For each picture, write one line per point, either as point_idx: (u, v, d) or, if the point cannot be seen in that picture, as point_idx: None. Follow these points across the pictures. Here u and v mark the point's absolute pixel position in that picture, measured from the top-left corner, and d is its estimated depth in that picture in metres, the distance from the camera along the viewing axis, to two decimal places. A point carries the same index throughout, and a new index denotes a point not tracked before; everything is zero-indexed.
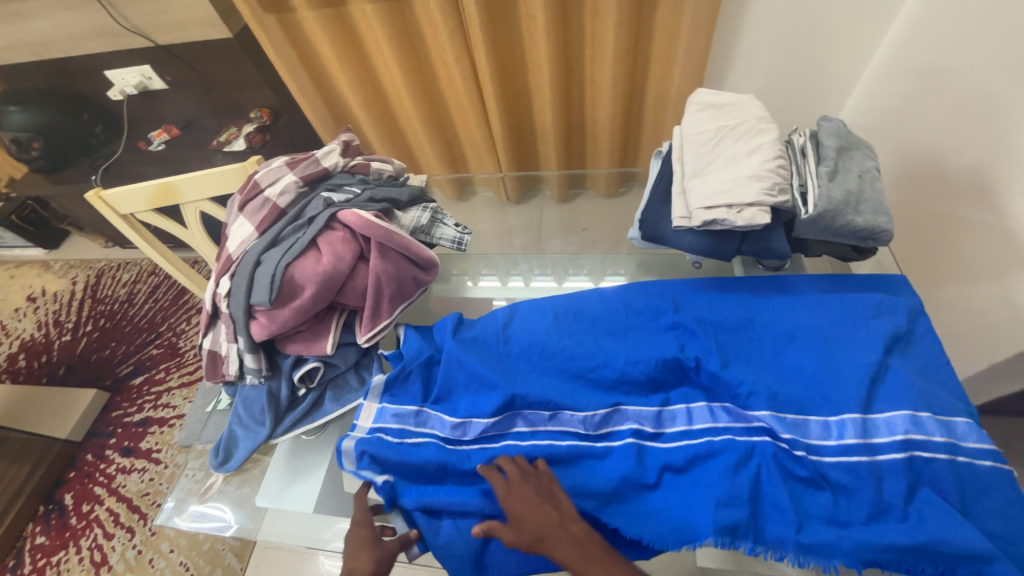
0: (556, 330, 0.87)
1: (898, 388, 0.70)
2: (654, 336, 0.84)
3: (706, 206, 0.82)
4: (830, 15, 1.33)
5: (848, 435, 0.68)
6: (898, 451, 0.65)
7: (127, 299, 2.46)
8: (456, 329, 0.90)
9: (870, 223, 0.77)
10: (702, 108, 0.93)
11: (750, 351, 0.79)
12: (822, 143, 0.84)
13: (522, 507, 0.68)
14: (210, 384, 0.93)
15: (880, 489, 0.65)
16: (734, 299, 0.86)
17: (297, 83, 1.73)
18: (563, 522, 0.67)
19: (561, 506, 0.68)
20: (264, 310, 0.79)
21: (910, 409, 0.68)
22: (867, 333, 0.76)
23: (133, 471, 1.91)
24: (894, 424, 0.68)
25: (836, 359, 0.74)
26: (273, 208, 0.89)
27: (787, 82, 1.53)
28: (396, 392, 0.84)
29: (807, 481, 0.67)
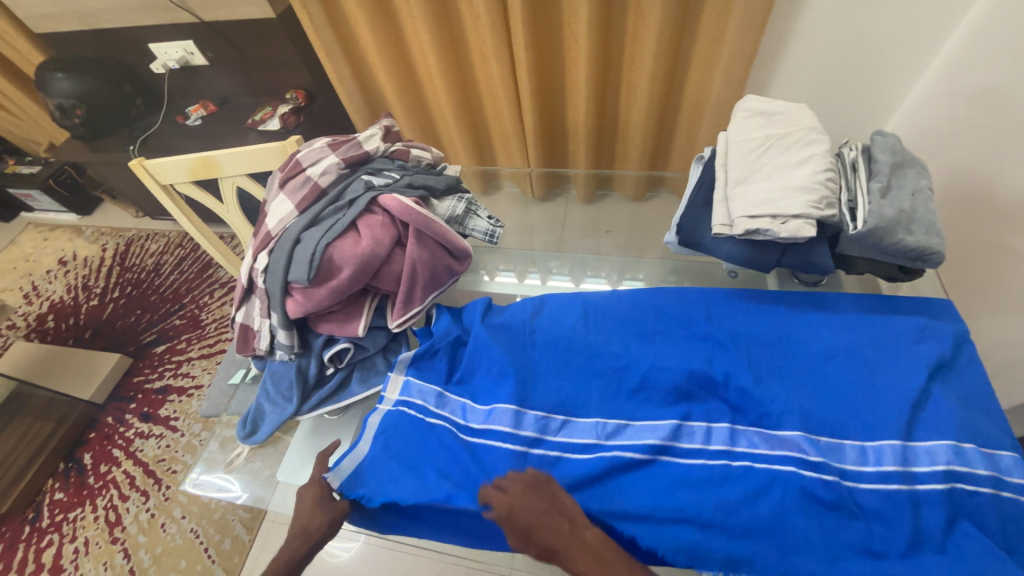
0: (583, 330, 0.87)
1: (941, 417, 0.68)
2: (684, 345, 0.82)
3: (750, 215, 0.80)
4: (883, 28, 1.30)
5: (887, 461, 0.67)
6: (940, 482, 0.64)
7: (154, 269, 2.52)
8: (485, 313, 0.92)
9: (921, 243, 0.75)
10: (750, 115, 0.91)
11: (783, 368, 0.77)
12: (875, 158, 0.82)
13: (528, 522, 0.66)
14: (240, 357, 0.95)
15: (919, 520, 0.63)
16: (770, 313, 0.84)
17: (335, 67, 1.74)
18: (573, 529, 0.66)
19: (568, 515, 0.67)
20: (301, 288, 0.80)
21: (954, 440, 0.66)
22: (909, 358, 0.74)
23: (150, 437, 1.96)
24: (936, 453, 0.66)
25: (876, 381, 0.73)
26: (313, 188, 0.90)
27: (831, 94, 1.49)
28: (422, 367, 0.86)
29: (835, 507, 0.65)
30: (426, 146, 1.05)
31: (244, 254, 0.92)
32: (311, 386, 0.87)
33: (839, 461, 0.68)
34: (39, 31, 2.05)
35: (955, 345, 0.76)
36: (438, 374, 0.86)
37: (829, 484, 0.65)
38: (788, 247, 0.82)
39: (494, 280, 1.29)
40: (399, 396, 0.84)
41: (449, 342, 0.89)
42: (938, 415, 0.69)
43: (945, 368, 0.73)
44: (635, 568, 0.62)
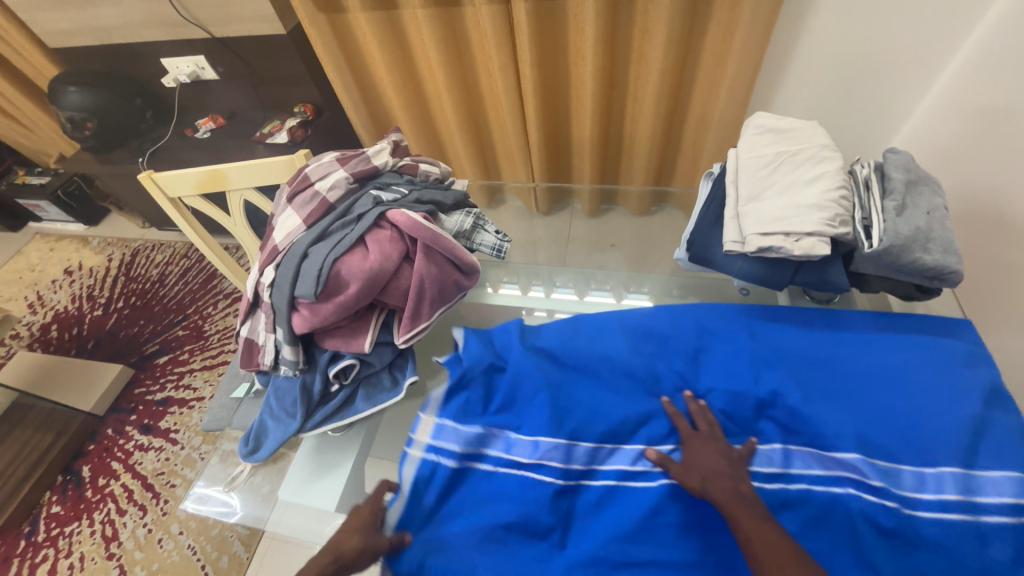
0: (609, 347, 0.84)
1: (1001, 444, 0.66)
2: (718, 364, 0.81)
3: (763, 232, 0.79)
4: (889, 46, 1.30)
5: (947, 489, 0.64)
6: (1006, 514, 0.61)
7: (159, 280, 2.52)
8: (520, 335, 0.85)
9: (939, 262, 0.73)
10: (760, 132, 0.91)
11: (833, 388, 0.74)
12: (888, 175, 0.81)
13: (694, 453, 0.71)
14: (244, 372, 0.94)
15: (982, 553, 0.60)
16: (816, 332, 0.82)
17: (342, 81, 1.75)
18: (733, 476, 0.68)
19: (738, 467, 0.69)
20: (308, 303, 0.79)
21: (1019, 469, 0.63)
22: (964, 380, 0.71)
23: (150, 449, 1.94)
24: (1001, 484, 0.63)
25: (932, 407, 0.69)
26: (321, 202, 0.89)
27: (837, 110, 1.49)
28: (451, 399, 0.79)
29: (893, 536, 0.64)
30: (434, 161, 1.06)
31: (252, 268, 0.92)
32: (316, 401, 0.86)
33: (896, 485, 0.66)
34: (52, 46, 2.09)
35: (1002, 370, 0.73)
36: (468, 408, 0.79)
37: (887, 510, 0.65)
38: (800, 265, 0.81)
39: (498, 292, 1.29)
40: (428, 442, 0.76)
41: (481, 370, 0.80)
42: (997, 443, 0.66)
43: (1002, 395, 0.70)
44: (773, 526, 0.61)
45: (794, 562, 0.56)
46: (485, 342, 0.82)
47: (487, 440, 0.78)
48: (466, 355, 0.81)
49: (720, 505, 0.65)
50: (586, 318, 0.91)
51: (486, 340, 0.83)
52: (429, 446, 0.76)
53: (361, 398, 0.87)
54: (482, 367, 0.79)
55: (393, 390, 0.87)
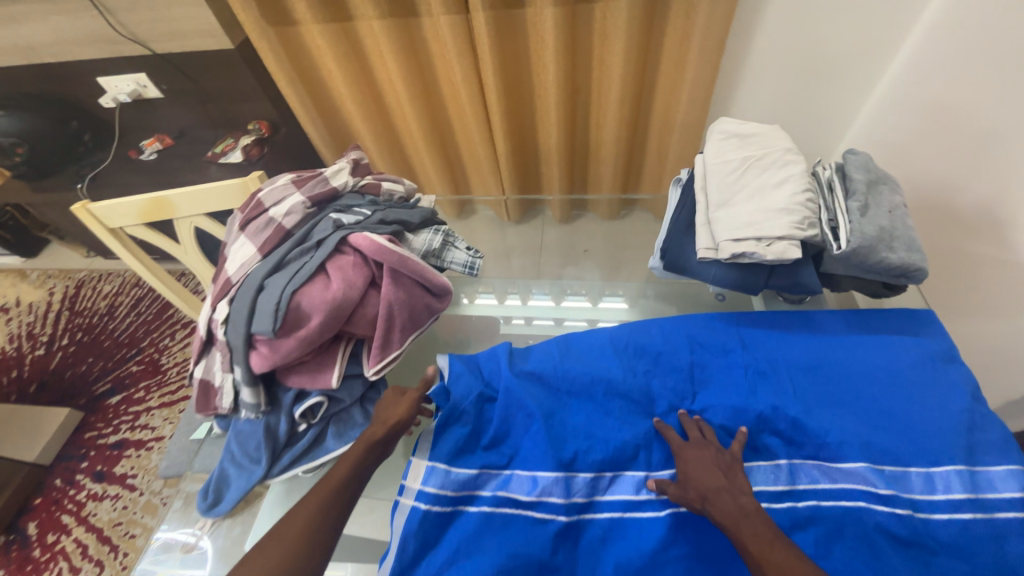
0: (600, 366, 0.82)
1: (996, 439, 0.69)
2: (714, 378, 0.81)
3: (735, 238, 0.79)
4: (837, 49, 1.35)
5: (956, 489, 0.66)
6: (1017, 510, 0.64)
7: (108, 312, 2.35)
8: (510, 361, 0.84)
9: (904, 261, 0.75)
10: (726, 137, 0.92)
11: (830, 396, 0.75)
12: (850, 177, 0.83)
13: (692, 468, 0.70)
14: (200, 417, 0.86)
15: (1001, 552, 0.62)
16: (805, 339, 0.83)
17: (298, 96, 1.68)
18: (735, 491, 0.66)
19: (736, 479, 0.68)
20: (266, 339, 0.73)
21: (1019, 464, 0.67)
22: (948, 378, 0.75)
23: (105, 498, 1.79)
24: (1007, 480, 0.66)
25: (924, 410, 0.72)
26: (277, 229, 0.83)
27: (793, 111, 1.54)
28: (445, 434, 0.76)
29: (916, 544, 0.64)
30: (398, 178, 1.01)
31: (204, 303, 0.85)
32: (283, 444, 0.79)
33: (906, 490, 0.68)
34: None
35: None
36: (463, 443, 0.76)
37: (902, 519, 0.66)
38: (773, 268, 0.82)
39: (475, 303, 1.27)
40: (425, 485, 0.72)
41: (471, 399, 0.78)
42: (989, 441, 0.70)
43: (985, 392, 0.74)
44: (785, 548, 0.58)
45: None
46: (470, 369, 0.82)
47: (487, 477, 0.76)
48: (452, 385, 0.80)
49: (726, 526, 0.62)
50: (567, 338, 0.88)
51: (467, 367, 0.82)
52: (427, 487, 0.72)
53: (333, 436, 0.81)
54: (472, 396, 0.79)
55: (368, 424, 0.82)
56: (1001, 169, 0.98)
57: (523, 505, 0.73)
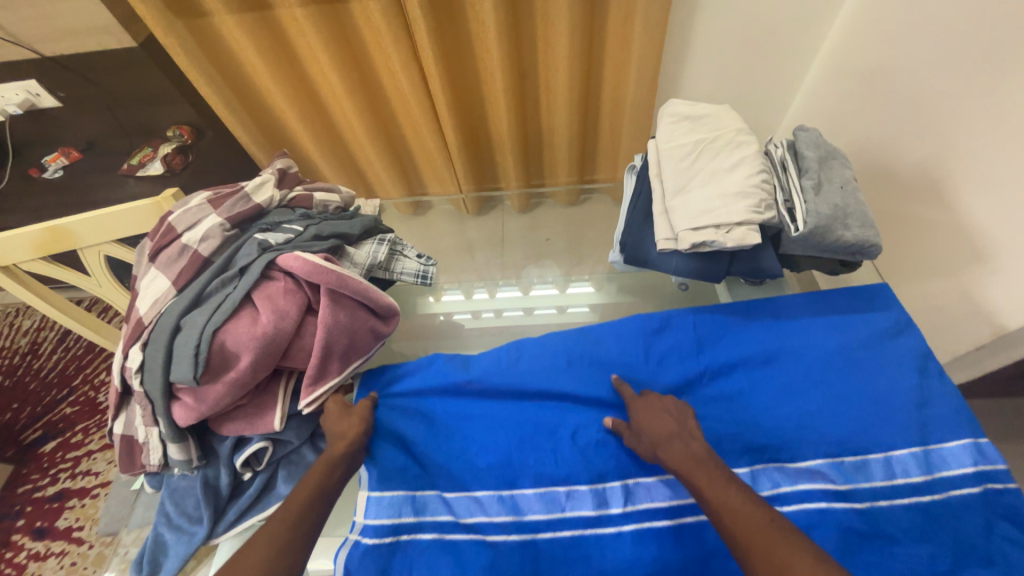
0: (562, 384, 0.80)
1: (948, 414, 0.72)
2: (676, 381, 0.80)
3: (693, 227, 0.76)
4: (779, 19, 1.34)
5: (913, 472, 0.69)
6: (973, 485, 0.67)
7: (32, 351, 2.11)
8: (461, 381, 0.81)
9: (859, 238, 0.74)
10: (676, 120, 0.88)
11: (788, 388, 0.77)
12: (801, 154, 0.81)
13: (644, 417, 0.71)
14: (127, 476, 0.76)
15: (960, 530, 0.64)
16: (761, 327, 0.83)
17: (220, 97, 1.52)
18: (687, 434, 0.67)
19: (687, 423, 0.68)
20: (190, 388, 0.64)
21: (971, 438, 0.70)
22: (896, 355, 0.77)
23: (48, 557, 1.63)
24: (961, 455, 0.69)
25: (875, 391, 0.74)
26: (193, 257, 0.73)
27: (741, 85, 1.53)
28: (382, 467, 0.73)
29: (886, 536, 0.65)
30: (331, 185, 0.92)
31: (114, 349, 0.74)
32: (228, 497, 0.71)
33: (866, 477, 0.69)
34: None
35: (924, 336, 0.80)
36: (404, 464, 0.74)
37: (860, 512, 0.67)
38: (734, 253, 0.79)
39: (442, 300, 1.18)
40: (367, 517, 0.69)
41: (410, 421, 0.78)
42: (937, 412, 0.72)
43: (930, 358, 0.76)
44: (739, 489, 0.58)
45: (768, 526, 0.53)
46: (410, 391, 0.81)
47: (430, 498, 0.72)
48: (391, 409, 0.79)
49: (682, 473, 0.63)
50: (520, 347, 0.85)
51: (405, 387, 0.82)
52: (365, 518, 0.69)
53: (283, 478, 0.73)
54: (408, 417, 0.78)
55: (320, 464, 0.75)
56: (939, 133, 1.00)
57: (473, 528, 0.70)
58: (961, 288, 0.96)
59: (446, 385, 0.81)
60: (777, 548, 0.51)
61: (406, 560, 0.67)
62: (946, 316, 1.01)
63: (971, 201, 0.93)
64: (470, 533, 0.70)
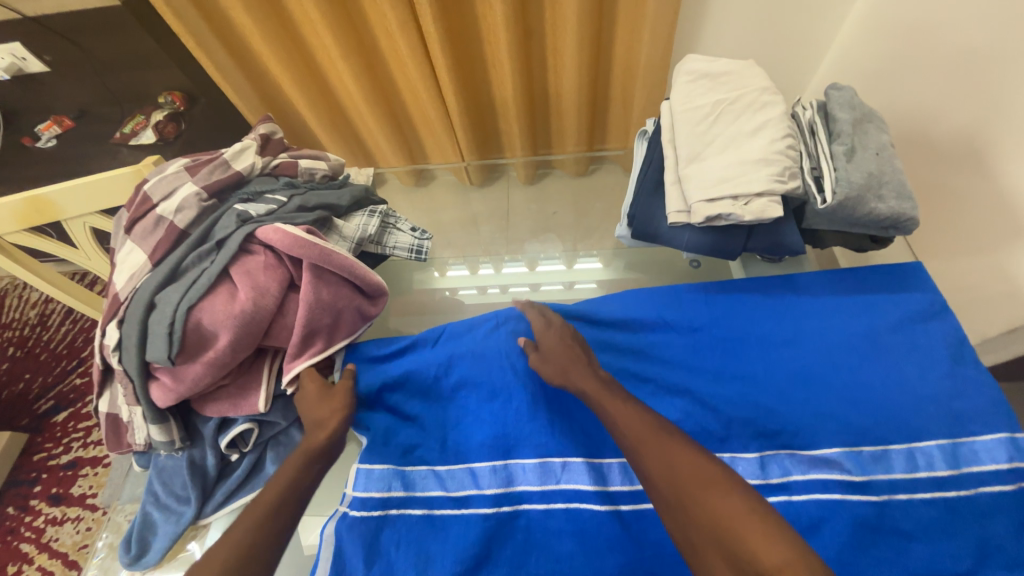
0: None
1: (983, 405, 0.66)
2: (684, 362, 0.75)
3: (709, 198, 0.69)
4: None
5: (938, 466, 0.64)
6: (1005, 483, 0.62)
7: (40, 323, 2.12)
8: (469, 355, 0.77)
9: (894, 210, 0.67)
10: (694, 79, 0.79)
11: (806, 373, 0.71)
12: (833, 116, 0.73)
13: (552, 345, 0.73)
14: (116, 456, 0.75)
15: (986, 527, 0.60)
16: (780, 307, 0.77)
17: (209, 59, 1.43)
18: (590, 365, 0.69)
19: (589, 352, 0.71)
20: (167, 368, 0.61)
21: (1008, 433, 0.64)
22: (928, 340, 0.71)
23: (66, 522, 1.68)
24: (996, 450, 0.64)
25: (901, 377, 0.69)
26: (169, 231, 0.69)
27: (766, 44, 1.40)
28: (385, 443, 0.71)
29: (905, 534, 0.61)
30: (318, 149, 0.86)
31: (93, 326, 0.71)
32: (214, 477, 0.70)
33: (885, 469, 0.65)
34: None
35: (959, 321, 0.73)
36: (396, 441, 0.72)
37: (876, 505, 0.63)
38: (751, 228, 0.73)
39: (446, 275, 1.13)
40: (356, 489, 0.67)
41: (407, 397, 0.75)
42: (969, 402, 0.67)
43: (965, 345, 0.70)
44: (633, 402, 0.62)
45: (652, 429, 0.57)
46: (409, 366, 0.76)
47: (421, 474, 0.70)
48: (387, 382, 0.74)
49: (588, 395, 0.65)
50: (523, 323, 0.80)
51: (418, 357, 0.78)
52: (352, 491, 0.67)
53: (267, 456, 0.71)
54: (404, 392, 0.75)
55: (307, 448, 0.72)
56: (988, 94, 0.89)
57: (464, 502, 0.68)
58: (999, 268, 0.88)
59: (444, 361, 0.76)
60: (655, 445, 0.55)
61: (393, 536, 0.65)
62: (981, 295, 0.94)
63: (1019, 171, 0.84)
64: (462, 506, 0.68)
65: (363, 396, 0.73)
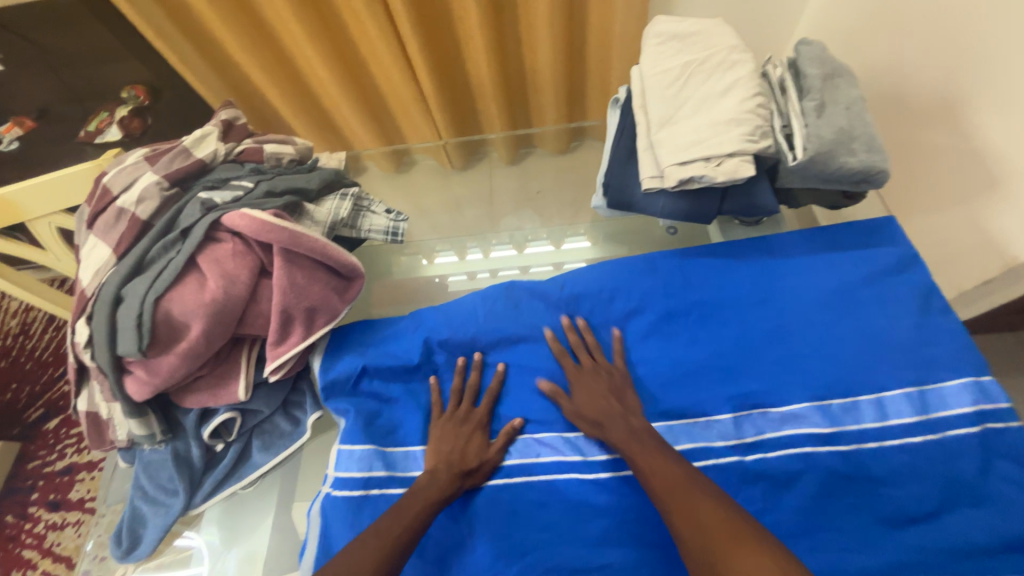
0: (547, 339, 0.76)
1: (950, 351, 0.68)
2: (662, 328, 0.76)
3: (680, 161, 0.69)
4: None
5: (906, 414, 0.65)
6: (971, 425, 0.63)
7: (23, 332, 2.08)
8: (450, 335, 0.77)
9: (865, 163, 0.67)
10: (662, 42, 0.78)
11: (779, 332, 0.72)
12: (802, 72, 0.73)
13: (583, 390, 0.71)
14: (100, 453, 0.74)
15: (953, 468, 0.62)
16: (754, 268, 0.78)
17: (168, 47, 1.37)
18: (625, 413, 0.67)
19: (624, 399, 0.69)
20: (140, 361, 0.60)
21: (974, 375, 0.66)
22: (898, 291, 0.72)
23: (67, 526, 1.68)
24: (961, 395, 0.65)
25: (871, 329, 0.70)
26: (131, 223, 0.67)
27: (742, 6, 1.37)
28: (368, 426, 0.72)
29: (875, 479, 0.63)
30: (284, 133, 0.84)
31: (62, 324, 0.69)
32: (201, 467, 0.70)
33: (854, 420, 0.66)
34: None
35: (929, 271, 0.74)
36: (381, 421, 0.73)
37: (844, 455, 0.65)
38: (723, 193, 0.73)
39: (435, 263, 1.12)
40: (337, 470, 0.68)
41: (392, 377, 0.75)
42: (938, 350, 0.68)
43: (934, 294, 0.71)
44: (667, 456, 0.61)
45: (684, 488, 0.55)
46: (392, 348, 0.76)
47: (401, 454, 0.71)
48: (371, 364, 0.75)
49: (620, 448, 0.65)
50: (502, 298, 0.79)
51: (401, 337, 0.77)
52: (337, 470, 0.69)
53: (255, 444, 0.72)
54: (387, 372, 0.75)
55: (297, 432, 0.74)
56: (961, 43, 0.88)
57: None
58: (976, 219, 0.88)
59: (427, 341, 0.76)
60: (686, 503, 0.54)
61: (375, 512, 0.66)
62: (958, 249, 0.95)
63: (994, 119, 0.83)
64: None
65: (345, 380, 0.73)
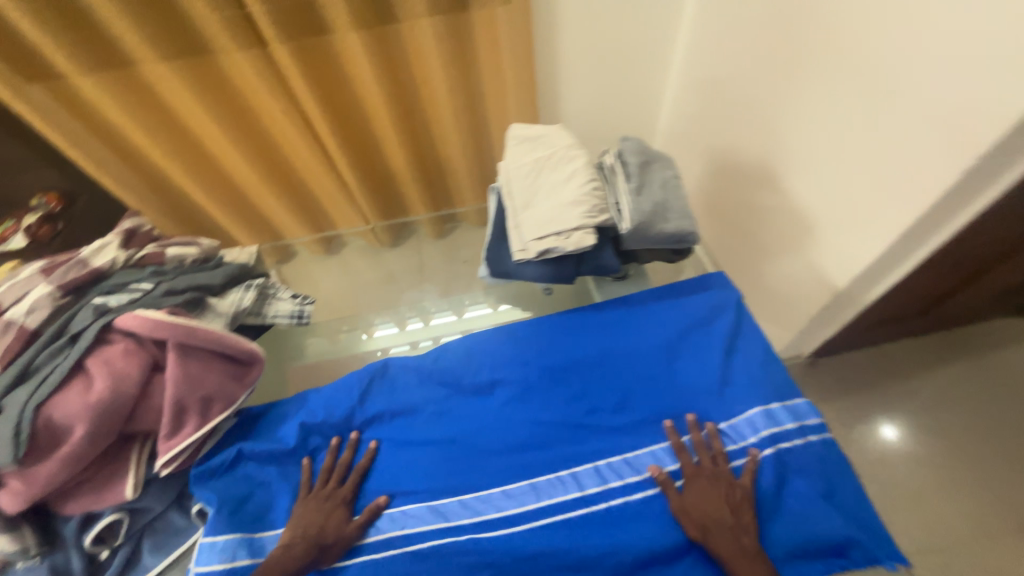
0: (422, 410, 0.84)
1: (748, 387, 0.83)
2: (536, 384, 0.86)
3: (538, 237, 0.84)
4: (636, 36, 1.45)
5: (716, 445, 0.78)
6: (767, 448, 0.77)
7: None
8: (329, 415, 0.82)
9: (678, 228, 0.86)
10: (519, 143, 0.96)
11: (617, 385, 0.85)
12: (626, 160, 0.91)
13: (701, 492, 0.74)
14: None
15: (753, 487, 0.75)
16: (596, 328, 0.91)
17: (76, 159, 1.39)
18: (733, 528, 0.70)
19: (738, 512, 0.72)
20: (13, 472, 0.60)
21: (765, 404, 0.81)
22: (708, 339, 0.88)
23: None
24: (757, 423, 0.80)
25: (702, 369, 0.85)
26: (18, 335, 0.70)
27: (614, 101, 1.65)
28: (234, 517, 0.73)
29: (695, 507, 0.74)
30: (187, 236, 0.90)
31: None
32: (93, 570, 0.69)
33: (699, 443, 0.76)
34: None
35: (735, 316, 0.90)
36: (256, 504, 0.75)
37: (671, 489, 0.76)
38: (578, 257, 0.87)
39: (374, 336, 1.15)
40: (196, 565, 0.67)
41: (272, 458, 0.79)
42: (752, 378, 0.84)
43: (735, 337, 0.87)
44: (771, 573, 0.66)
45: None
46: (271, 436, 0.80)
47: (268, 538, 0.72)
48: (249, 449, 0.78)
49: (727, 563, 0.68)
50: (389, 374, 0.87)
51: (284, 423, 0.82)
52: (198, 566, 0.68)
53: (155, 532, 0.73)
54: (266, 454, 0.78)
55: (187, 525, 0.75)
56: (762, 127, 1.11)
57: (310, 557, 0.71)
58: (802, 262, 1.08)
59: (311, 419, 0.81)
60: None
61: None
62: (813, 288, 1.13)
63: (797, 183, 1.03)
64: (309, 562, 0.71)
65: (222, 467, 0.76)
